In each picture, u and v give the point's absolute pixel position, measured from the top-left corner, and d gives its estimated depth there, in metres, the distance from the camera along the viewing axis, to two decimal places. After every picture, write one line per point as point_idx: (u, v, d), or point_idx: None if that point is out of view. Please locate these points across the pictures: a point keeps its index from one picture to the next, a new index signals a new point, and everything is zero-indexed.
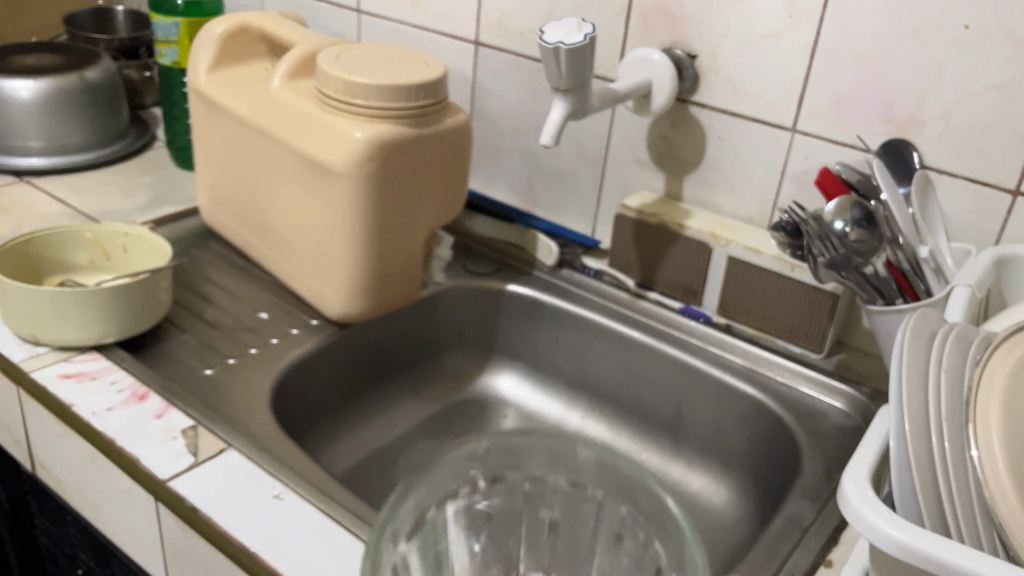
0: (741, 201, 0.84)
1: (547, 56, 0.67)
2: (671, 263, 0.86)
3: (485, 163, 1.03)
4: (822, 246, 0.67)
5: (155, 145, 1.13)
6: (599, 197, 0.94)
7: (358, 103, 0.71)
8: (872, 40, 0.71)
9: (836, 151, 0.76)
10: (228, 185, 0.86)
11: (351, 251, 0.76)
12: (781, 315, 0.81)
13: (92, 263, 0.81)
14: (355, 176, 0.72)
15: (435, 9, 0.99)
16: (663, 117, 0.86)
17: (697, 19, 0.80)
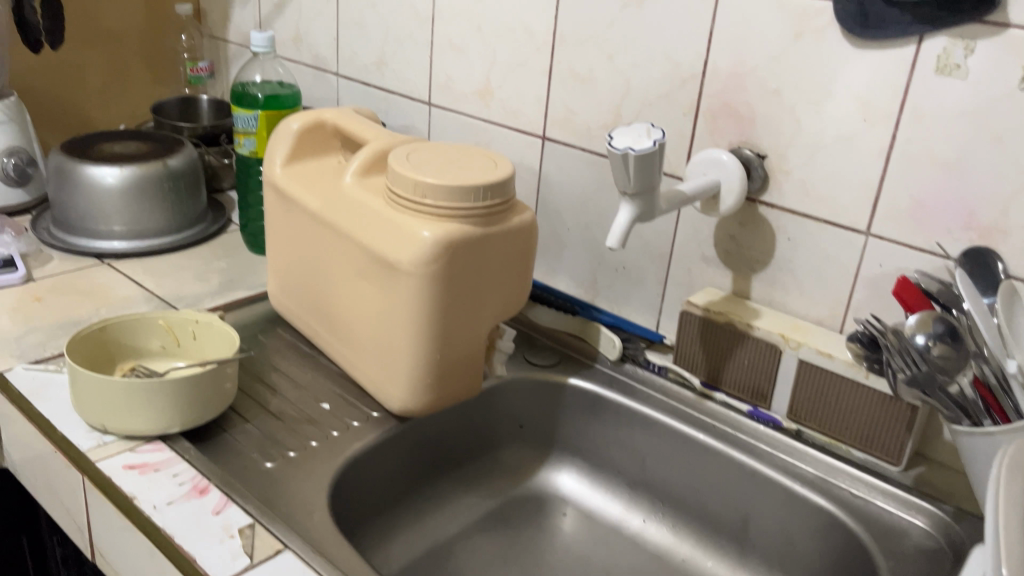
0: (812, 304, 0.82)
1: (615, 160, 0.68)
2: (739, 363, 0.84)
3: (549, 253, 1.03)
4: (903, 361, 0.63)
5: (229, 228, 1.17)
6: (664, 292, 0.93)
7: (427, 203, 0.72)
8: (951, 147, 0.69)
9: (913, 257, 0.74)
10: (297, 274, 0.88)
11: (414, 347, 0.76)
12: (856, 424, 0.77)
13: (163, 349, 0.82)
14: (421, 274, 0.72)
15: (504, 104, 1.01)
16: (731, 216, 0.84)
17: (767, 120, 0.79)
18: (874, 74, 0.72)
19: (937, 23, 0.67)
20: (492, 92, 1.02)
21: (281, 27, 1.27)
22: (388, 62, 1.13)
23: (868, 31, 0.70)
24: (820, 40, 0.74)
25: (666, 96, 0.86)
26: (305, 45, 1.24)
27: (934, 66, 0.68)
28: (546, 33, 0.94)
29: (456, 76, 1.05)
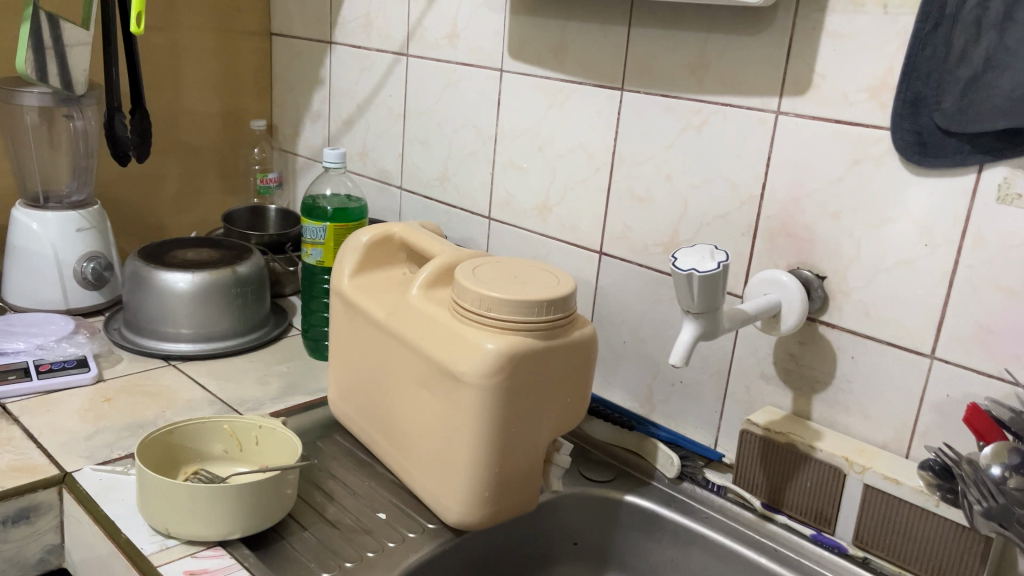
0: (875, 426, 0.81)
1: (679, 280, 0.69)
2: (801, 485, 0.82)
3: (604, 366, 1.04)
4: (978, 492, 0.62)
5: (290, 332, 1.20)
6: (722, 409, 0.92)
7: (491, 316, 0.74)
8: (1016, 274, 0.70)
9: (981, 382, 0.73)
10: (358, 382, 0.90)
11: (474, 458, 0.76)
12: (929, 553, 0.74)
13: (226, 453, 0.84)
14: (484, 386, 0.73)
15: (563, 220, 1.04)
16: (791, 335, 0.85)
17: (826, 243, 0.81)
18: (934, 200, 0.73)
19: (997, 154, 0.68)
20: (551, 208, 1.05)
21: (349, 143, 1.33)
22: (451, 178, 1.17)
23: (927, 160, 0.72)
24: (879, 166, 0.76)
25: (724, 216, 0.88)
26: (370, 159, 1.30)
27: (995, 195, 0.70)
28: (605, 154, 0.98)
29: (517, 192, 1.09)
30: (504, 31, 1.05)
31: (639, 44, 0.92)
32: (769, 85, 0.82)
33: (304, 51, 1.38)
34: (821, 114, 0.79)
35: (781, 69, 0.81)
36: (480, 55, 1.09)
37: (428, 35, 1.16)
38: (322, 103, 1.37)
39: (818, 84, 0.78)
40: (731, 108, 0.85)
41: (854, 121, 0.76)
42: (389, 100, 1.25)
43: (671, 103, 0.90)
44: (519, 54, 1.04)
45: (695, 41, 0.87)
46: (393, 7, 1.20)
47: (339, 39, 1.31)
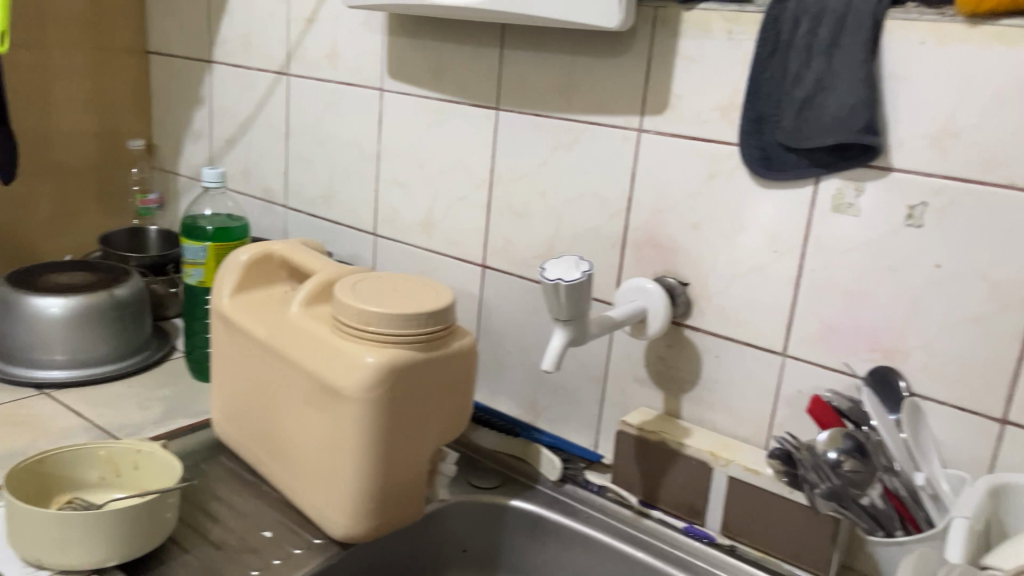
0: (737, 421, 0.86)
1: (547, 290, 0.73)
2: (673, 481, 0.87)
3: (490, 377, 1.07)
4: (818, 475, 0.69)
5: (174, 355, 1.18)
6: (601, 413, 0.97)
7: (370, 330, 0.76)
8: (850, 276, 0.76)
9: (826, 376, 0.79)
10: (241, 401, 0.90)
11: (357, 471, 0.78)
12: (786, 537, 0.80)
13: (102, 480, 0.82)
14: (364, 399, 0.75)
15: (446, 236, 1.07)
16: (660, 338, 0.90)
17: (688, 251, 0.86)
18: (780, 210, 0.79)
19: (830, 166, 0.75)
20: (434, 224, 1.08)
21: (232, 162, 1.32)
22: (335, 196, 1.18)
23: (771, 173, 0.78)
24: (730, 180, 0.82)
25: (595, 229, 0.93)
26: (254, 178, 1.30)
27: (831, 204, 0.76)
28: (484, 171, 1.01)
29: (401, 209, 1.11)
30: (383, 52, 1.08)
31: (511, 65, 0.96)
32: (631, 104, 0.87)
33: (183, 69, 1.36)
34: (678, 131, 0.84)
35: (641, 90, 0.86)
36: (360, 75, 1.11)
37: (309, 55, 1.17)
38: (203, 122, 1.35)
39: (674, 103, 0.84)
40: (598, 126, 0.90)
41: (708, 138, 0.82)
42: (271, 118, 1.25)
43: (543, 122, 0.95)
44: (398, 74, 1.07)
45: (563, 63, 0.91)
46: (272, 26, 1.20)
47: (218, 57, 1.30)
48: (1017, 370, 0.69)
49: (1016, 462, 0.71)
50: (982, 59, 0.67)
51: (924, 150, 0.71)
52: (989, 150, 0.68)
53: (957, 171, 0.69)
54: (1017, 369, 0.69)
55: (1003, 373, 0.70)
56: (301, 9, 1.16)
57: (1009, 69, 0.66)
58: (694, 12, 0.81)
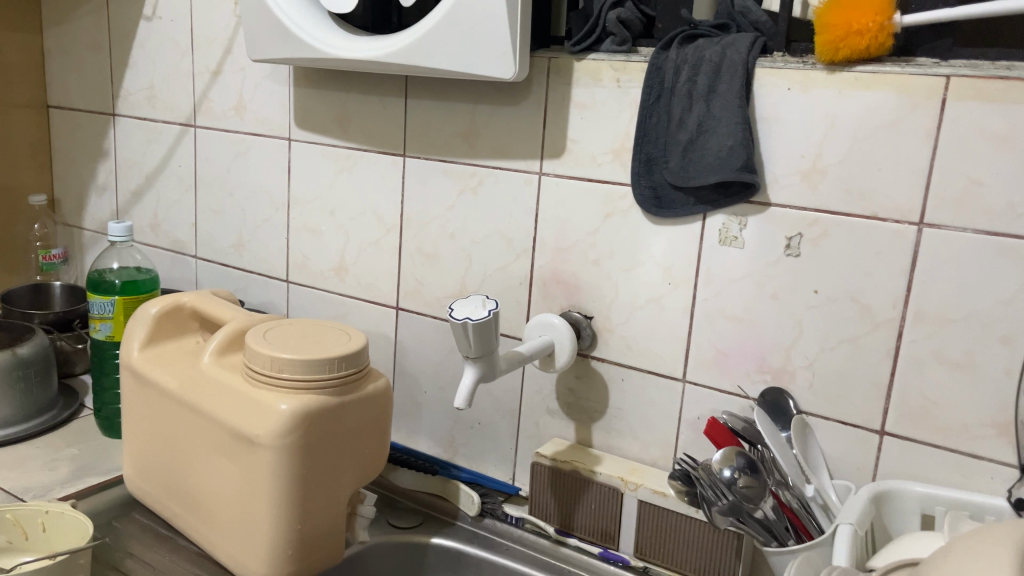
0: (645, 447, 0.91)
1: (456, 329, 0.76)
2: (586, 508, 0.90)
3: (408, 417, 1.09)
4: (715, 493, 0.73)
5: (82, 412, 1.15)
6: (516, 446, 0.99)
7: (283, 377, 0.77)
8: (740, 304, 0.82)
9: (723, 398, 0.84)
10: (153, 455, 0.89)
11: (274, 518, 0.78)
12: (694, 555, 0.84)
13: (10, 544, 0.80)
14: (280, 446, 0.76)
15: (358, 280, 1.09)
16: (569, 371, 0.94)
17: (590, 287, 0.90)
18: (672, 244, 0.85)
19: (715, 203, 0.80)
20: (347, 269, 1.09)
21: (139, 214, 1.31)
22: (246, 244, 1.19)
23: (663, 211, 0.83)
24: (626, 218, 0.87)
25: (502, 268, 0.96)
26: (163, 230, 1.29)
27: (718, 238, 0.82)
28: (394, 216, 1.04)
29: (312, 255, 1.12)
30: (290, 102, 1.10)
31: (416, 113, 0.99)
32: (531, 149, 0.91)
33: (86, 123, 1.35)
34: (576, 174, 0.89)
35: (539, 135, 0.91)
36: (267, 125, 1.13)
37: (215, 106, 1.18)
38: (108, 174, 1.34)
39: (570, 147, 0.89)
40: (502, 170, 0.94)
41: (603, 179, 0.87)
42: (178, 170, 1.25)
43: (448, 167, 0.98)
44: (306, 124, 1.09)
45: (465, 111, 0.95)
46: (177, 79, 1.21)
47: (122, 110, 1.29)
48: (890, 384, 0.76)
49: (894, 469, 0.77)
50: (841, 103, 0.73)
51: (797, 186, 0.77)
52: (853, 184, 0.74)
53: (827, 204, 0.76)
54: (890, 382, 0.76)
55: (878, 387, 0.76)
56: (206, 61, 1.17)
57: (864, 111, 0.73)
58: (584, 62, 0.86)
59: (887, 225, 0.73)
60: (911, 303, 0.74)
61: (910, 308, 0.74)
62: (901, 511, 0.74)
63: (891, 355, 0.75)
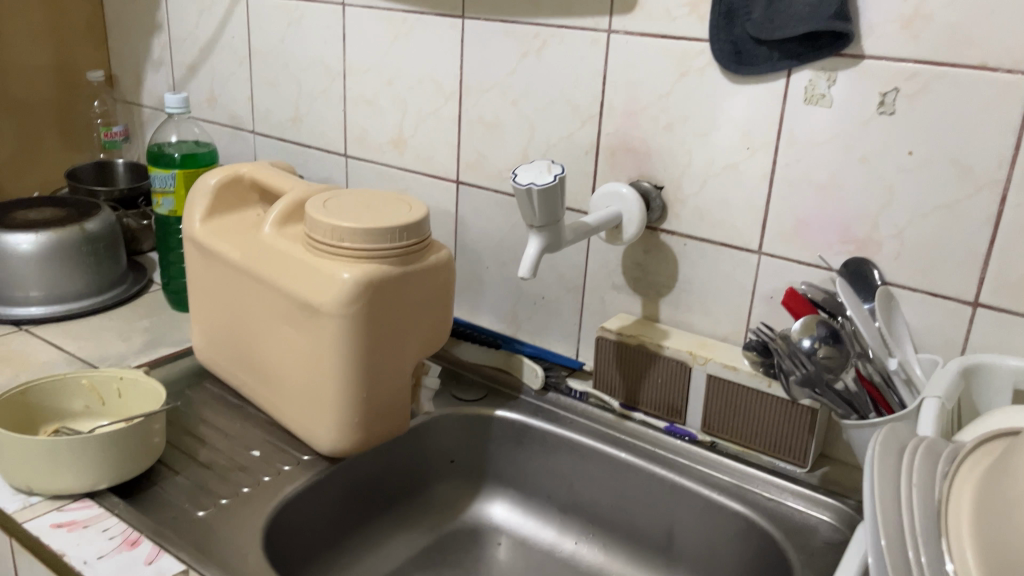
0: (715, 321, 0.87)
1: (520, 196, 0.72)
2: (653, 382, 0.88)
3: (470, 292, 1.07)
4: (793, 362, 0.73)
5: (151, 287, 1.17)
6: (581, 322, 0.97)
7: (345, 246, 0.75)
8: (824, 168, 0.76)
9: (801, 271, 0.80)
10: (221, 326, 0.90)
11: (340, 387, 0.78)
12: (765, 429, 0.82)
13: (87, 409, 0.83)
14: (344, 315, 0.75)
15: (417, 152, 1.05)
16: (636, 244, 0.90)
17: (661, 153, 0.85)
18: (753, 105, 0.78)
19: (802, 57, 0.74)
20: (406, 141, 1.06)
21: (195, 90, 1.29)
22: (303, 118, 1.16)
23: (743, 68, 0.77)
24: (702, 78, 0.80)
25: (568, 136, 0.92)
26: (219, 105, 1.27)
27: (803, 97, 0.75)
28: (453, 83, 0.99)
29: (370, 127, 1.09)
30: None
31: None
32: (599, 5, 0.85)
33: None
34: (648, 30, 0.82)
35: None
36: None
37: None
38: (163, 49, 1.31)
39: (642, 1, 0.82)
40: (567, 30, 0.88)
41: (678, 35, 0.81)
42: (232, 41, 1.21)
43: (510, 29, 0.92)
44: None
45: None
46: None
47: None
48: (988, 253, 0.70)
49: (986, 343, 0.72)
50: None
51: (895, 34, 0.69)
52: (961, 31, 0.67)
53: (930, 53, 0.68)
54: (989, 251, 0.70)
55: (974, 257, 0.71)
56: None
57: None
58: None
59: (997, 75, 0.66)
60: (1020, 162, 0.67)
61: (1018, 169, 0.67)
62: (991, 385, 0.69)
63: (992, 220, 0.69)
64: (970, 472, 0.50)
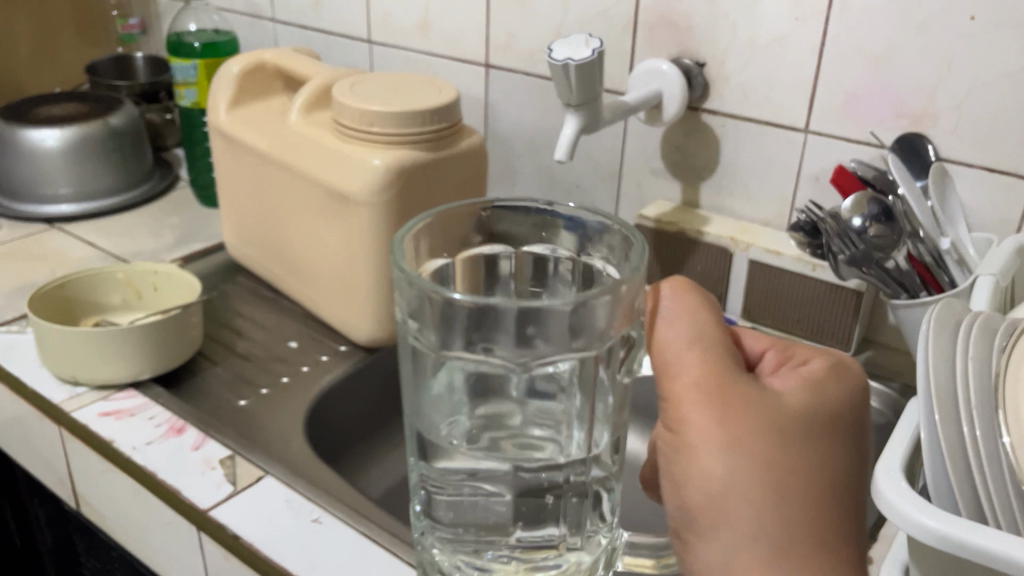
0: (758, 205, 0.85)
1: (556, 72, 0.69)
2: (692, 269, 0.86)
3: (503, 183, 1.05)
4: (842, 242, 0.70)
5: (179, 184, 1.16)
6: (617, 209, 0.95)
7: (374, 131, 0.73)
8: (879, 37, 0.72)
9: (850, 149, 0.76)
10: (252, 218, 0.89)
11: (374, 276, 0.77)
12: (808, 314, 0.80)
13: (126, 302, 0.83)
14: (375, 202, 0.73)
15: (444, 36, 1.01)
16: (676, 126, 0.86)
17: (703, 27, 0.81)
18: None
19: None
20: (432, 24, 1.01)
21: None
22: (324, 3, 1.11)
23: None
24: None
25: (603, 13, 0.87)
26: None
27: None
28: None
29: (395, 10, 1.04)
30: None
31: None
32: None
33: None
34: None
35: None
36: None
37: None
38: None
39: None
40: None
41: None
42: None
43: None
44: None
45: None
46: None
47: None
48: None
49: None
50: None
51: None
52: None
53: None
54: None
55: None
56: None
57: None
58: None
59: None
60: None
61: None
62: None
63: None
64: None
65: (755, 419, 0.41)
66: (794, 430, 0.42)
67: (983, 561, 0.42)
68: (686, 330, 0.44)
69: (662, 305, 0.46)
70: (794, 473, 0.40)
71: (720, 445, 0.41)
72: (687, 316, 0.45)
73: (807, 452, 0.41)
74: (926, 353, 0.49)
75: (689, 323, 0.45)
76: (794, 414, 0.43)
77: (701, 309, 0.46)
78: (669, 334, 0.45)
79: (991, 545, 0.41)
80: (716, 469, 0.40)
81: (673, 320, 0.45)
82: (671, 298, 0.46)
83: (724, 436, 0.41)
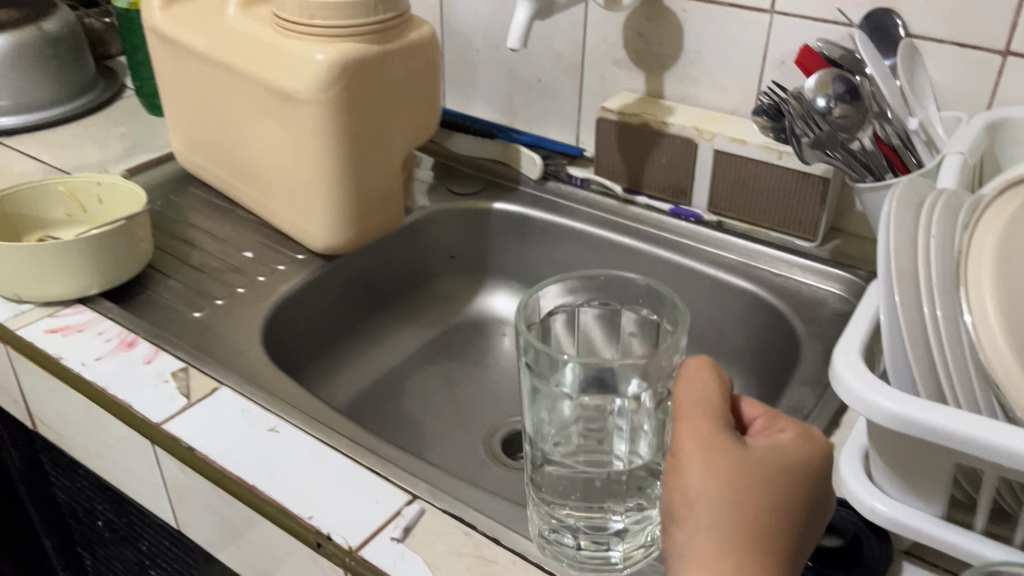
0: (723, 93, 0.81)
1: None
2: (657, 161, 0.84)
3: (462, 80, 1.00)
4: (805, 124, 0.68)
5: (125, 93, 1.11)
6: (580, 103, 0.91)
7: (315, 23, 0.68)
8: None
9: (816, 29, 0.73)
10: (198, 125, 0.85)
11: (327, 181, 0.74)
12: (775, 203, 0.78)
13: (69, 217, 0.80)
14: (321, 101, 0.69)
15: None
16: (639, 12, 0.82)
17: None
18: None
19: None
20: None
21: None
22: None
23: None
24: None
25: None
26: None
27: None
28: None
29: None
30: None
31: None
32: None
33: None
34: None
35: None
36: None
37: None
38: None
39: None
40: None
41: None
42: None
43: None
44: None
45: None
46: None
47: None
48: None
49: (1016, 95, 0.66)
50: None
51: None
52: None
53: None
54: None
55: None
56: None
57: None
58: None
59: None
60: None
61: None
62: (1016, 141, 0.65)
63: None
64: (988, 225, 0.47)
65: (739, 472, 0.40)
66: (778, 487, 0.40)
67: (946, 441, 0.41)
68: (699, 391, 0.45)
69: (687, 368, 0.47)
70: (760, 523, 0.39)
71: (702, 496, 0.40)
72: (702, 380, 0.45)
73: (785, 515, 0.40)
74: (888, 234, 0.47)
75: (705, 387, 0.45)
76: (785, 478, 0.41)
77: (721, 377, 0.46)
78: (683, 395, 0.45)
79: (952, 425, 0.40)
80: (697, 524, 0.39)
81: (695, 378, 0.46)
82: (697, 366, 0.46)
83: (708, 479, 0.40)
